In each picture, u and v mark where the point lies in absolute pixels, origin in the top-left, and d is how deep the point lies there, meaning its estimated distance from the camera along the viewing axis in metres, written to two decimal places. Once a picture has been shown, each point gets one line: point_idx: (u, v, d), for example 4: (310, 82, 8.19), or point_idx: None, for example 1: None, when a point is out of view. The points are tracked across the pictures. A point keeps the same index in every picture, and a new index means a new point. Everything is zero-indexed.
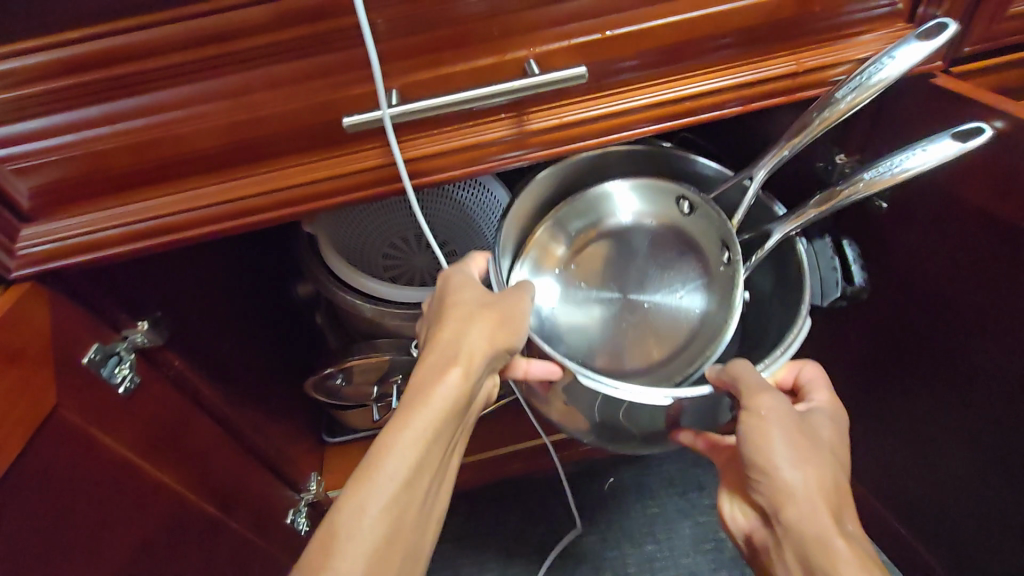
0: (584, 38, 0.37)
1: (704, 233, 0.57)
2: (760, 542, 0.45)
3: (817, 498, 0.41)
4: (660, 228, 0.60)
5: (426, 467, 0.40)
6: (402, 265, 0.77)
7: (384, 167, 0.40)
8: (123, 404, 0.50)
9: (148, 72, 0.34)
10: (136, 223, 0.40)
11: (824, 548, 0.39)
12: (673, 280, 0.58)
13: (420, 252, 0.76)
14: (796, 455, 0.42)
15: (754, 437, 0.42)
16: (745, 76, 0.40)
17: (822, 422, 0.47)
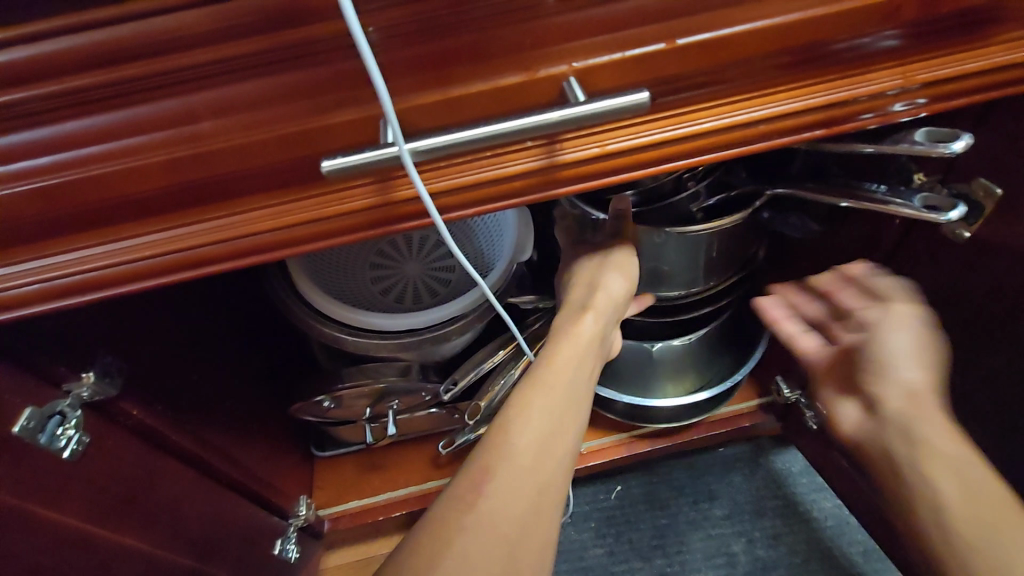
0: (641, 50, 0.28)
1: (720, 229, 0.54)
2: (844, 414, 0.50)
3: (929, 371, 0.46)
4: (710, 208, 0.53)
5: (567, 402, 0.45)
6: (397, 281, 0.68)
7: (375, 211, 0.31)
8: (71, 470, 0.42)
9: (53, 98, 0.25)
10: (53, 279, 0.30)
11: (925, 414, 0.45)
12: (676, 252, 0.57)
13: (411, 258, 0.68)
14: (893, 342, 0.46)
15: (878, 335, 0.47)
16: (839, 94, 0.31)
17: (899, 294, 0.49)
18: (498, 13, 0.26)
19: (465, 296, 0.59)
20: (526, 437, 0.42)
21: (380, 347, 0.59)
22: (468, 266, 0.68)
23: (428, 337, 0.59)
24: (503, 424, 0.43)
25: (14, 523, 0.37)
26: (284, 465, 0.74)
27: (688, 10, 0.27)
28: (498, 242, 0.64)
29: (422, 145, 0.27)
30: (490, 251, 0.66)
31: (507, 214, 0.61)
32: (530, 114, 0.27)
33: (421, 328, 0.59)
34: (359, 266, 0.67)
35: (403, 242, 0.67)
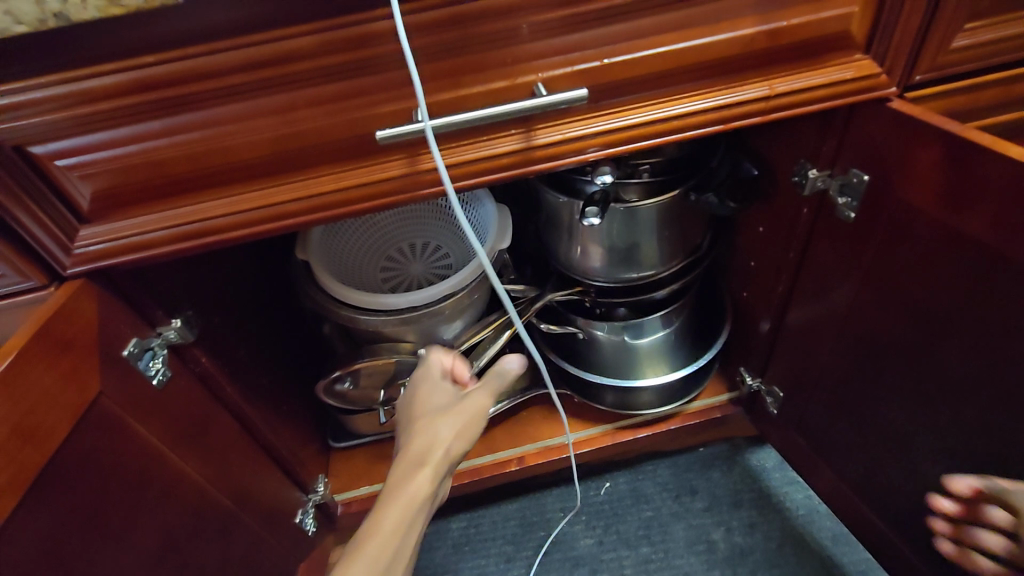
0: (584, 65, 0.43)
1: (672, 215, 0.71)
2: None
3: None
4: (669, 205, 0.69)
5: (432, 481, 0.43)
6: (399, 273, 0.82)
7: (405, 177, 0.45)
8: (157, 393, 0.53)
9: (210, 91, 0.39)
10: (178, 226, 0.45)
11: None
12: (646, 238, 0.73)
13: (415, 261, 0.82)
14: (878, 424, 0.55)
15: None
16: (725, 100, 0.46)
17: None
18: (491, 42, 0.41)
19: (453, 279, 0.72)
20: (390, 522, 0.41)
21: (387, 325, 0.71)
22: (459, 254, 0.82)
23: (424, 313, 0.71)
24: (361, 526, 0.41)
25: (111, 424, 0.48)
26: (307, 448, 0.84)
27: (618, 40, 0.42)
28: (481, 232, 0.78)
29: (443, 124, 0.41)
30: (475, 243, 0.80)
31: (490, 208, 0.75)
32: (513, 104, 0.42)
33: (417, 307, 0.71)
34: (370, 256, 0.81)
35: (408, 246, 0.82)
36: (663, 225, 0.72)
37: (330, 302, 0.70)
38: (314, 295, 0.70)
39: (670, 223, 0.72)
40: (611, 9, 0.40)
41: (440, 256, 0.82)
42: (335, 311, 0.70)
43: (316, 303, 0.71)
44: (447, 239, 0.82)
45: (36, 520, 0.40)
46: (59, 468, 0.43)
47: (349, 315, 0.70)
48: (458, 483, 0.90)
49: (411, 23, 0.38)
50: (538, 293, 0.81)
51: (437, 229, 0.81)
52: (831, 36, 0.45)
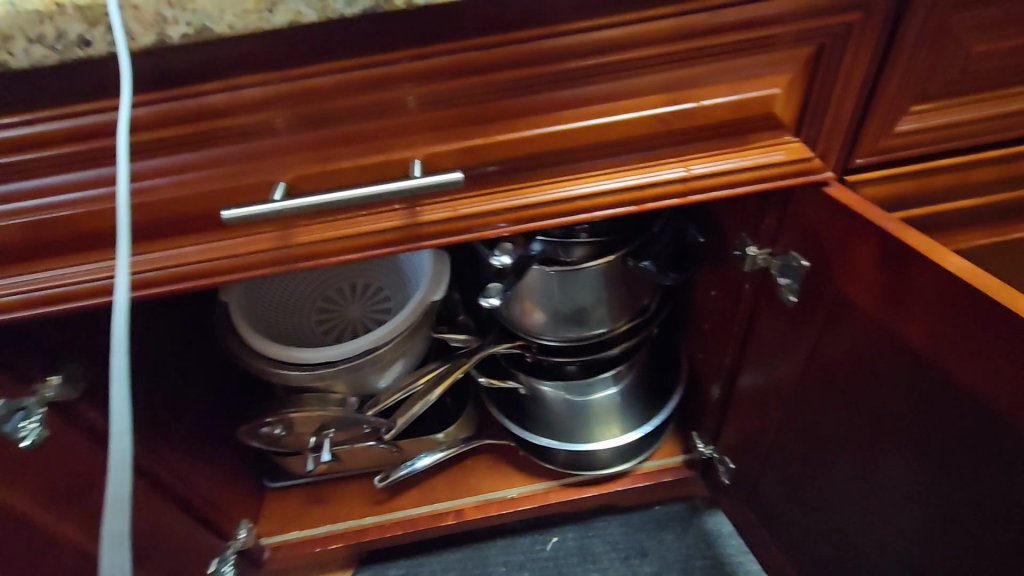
0: (470, 141, 0.38)
1: (612, 277, 0.67)
2: None
3: None
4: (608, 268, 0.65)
5: None
6: (337, 316, 0.80)
7: (276, 251, 0.42)
8: (29, 455, 0.50)
9: (45, 160, 0.36)
10: (25, 293, 0.40)
11: None
12: (588, 298, 0.69)
13: (354, 302, 0.80)
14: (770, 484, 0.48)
15: None
16: (636, 181, 0.42)
17: None
18: (360, 115, 0.37)
19: (382, 330, 0.68)
20: None
21: (305, 378, 0.67)
22: (399, 297, 0.79)
23: (343, 367, 0.67)
24: None
25: None
26: (230, 491, 0.80)
27: (507, 116, 0.38)
28: (418, 277, 0.75)
29: (303, 202, 0.37)
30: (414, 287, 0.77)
31: (426, 255, 0.72)
32: (383, 184, 0.38)
33: (337, 360, 0.67)
34: (307, 298, 0.79)
35: (347, 288, 0.80)
36: (604, 286, 0.68)
37: (247, 351, 0.66)
38: (230, 342, 0.66)
39: (613, 284, 0.69)
40: (495, 83, 0.36)
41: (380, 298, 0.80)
42: (250, 361, 0.66)
43: (231, 351, 0.66)
44: (387, 281, 0.80)
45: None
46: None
47: (264, 366, 0.66)
48: (391, 534, 0.85)
49: (265, 95, 0.35)
50: (477, 345, 0.77)
51: (376, 271, 0.79)
52: (753, 117, 0.40)
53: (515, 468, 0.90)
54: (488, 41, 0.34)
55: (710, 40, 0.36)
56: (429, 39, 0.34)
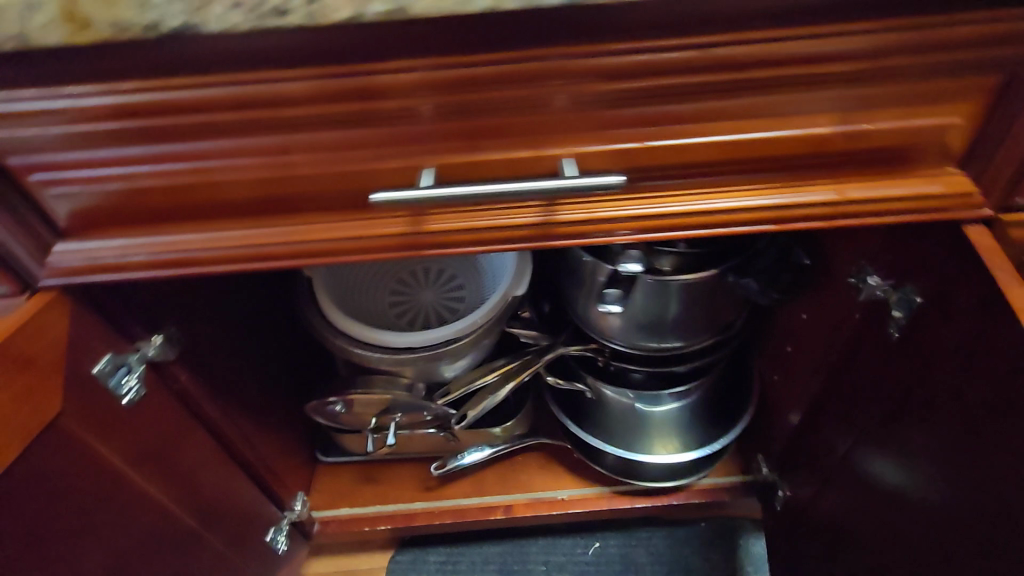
0: (624, 144, 0.37)
1: (708, 294, 0.65)
2: None
3: None
4: (707, 284, 0.63)
5: None
6: (408, 300, 0.79)
7: (405, 236, 0.41)
8: (127, 412, 0.50)
9: (196, 125, 0.35)
10: (161, 253, 0.41)
11: None
12: (674, 311, 0.68)
13: (426, 287, 0.79)
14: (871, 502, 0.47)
15: None
16: (785, 201, 0.40)
17: None
18: (519, 108, 0.35)
19: (463, 321, 0.68)
20: None
21: (385, 362, 0.67)
22: (473, 286, 0.78)
23: (424, 355, 0.67)
24: None
25: (67, 445, 0.45)
26: (289, 462, 0.81)
27: (666, 122, 0.36)
28: (499, 272, 0.74)
29: (449, 193, 0.37)
30: (491, 280, 0.76)
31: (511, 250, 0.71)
32: (532, 180, 0.37)
33: (417, 347, 0.67)
34: (381, 279, 0.78)
35: (419, 272, 0.79)
36: (695, 300, 0.66)
37: (328, 329, 0.66)
38: (314, 318, 0.67)
39: (704, 300, 0.66)
40: (661, 88, 0.35)
41: (453, 286, 0.78)
42: (331, 339, 0.66)
43: (314, 326, 0.67)
44: (462, 269, 0.78)
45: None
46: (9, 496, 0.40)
47: (345, 345, 0.66)
48: (439, 521, 0.86)
49: (425, 79, 0.33)
50: (548, 343, 0.77)
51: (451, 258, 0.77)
52: (920, 147, 0.38)
53: (566, 470, 0.89)
54: (665, 43, 0.32)
55: (896, 60, 0.34)
56: (604, 36, 0.32)
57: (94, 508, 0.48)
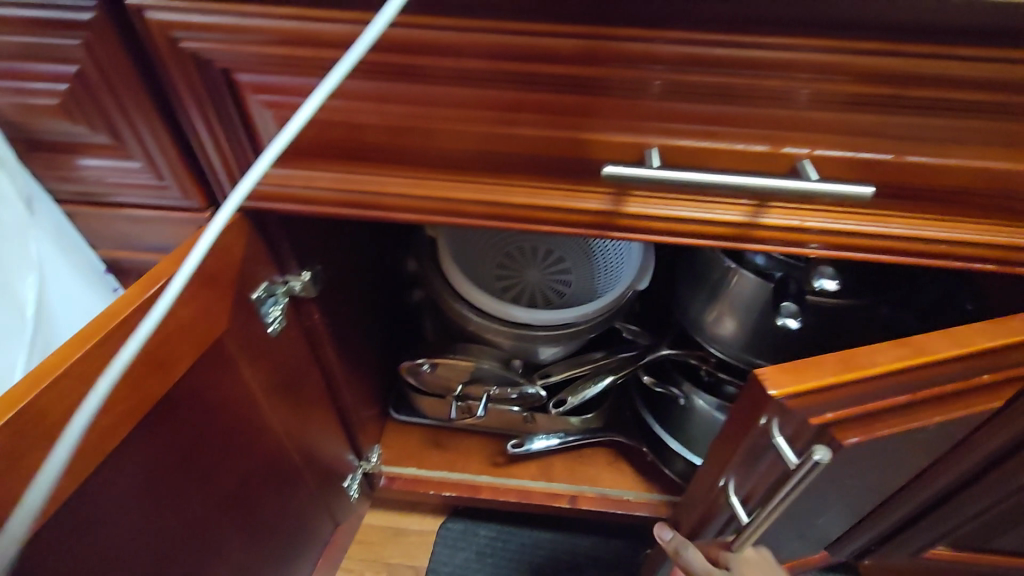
0: (869, 154, 0.35)
1: (846, 324, 0.60)
2: None
3: None
4: (849, 313, 0.59)
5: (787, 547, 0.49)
6: (513, 276, 0.77)
7: (600, 213, 0.40)
8: (269, 343, 0.51)
9: (434, 68, 0.34)
10: (351, 191, 0.41)
11: None
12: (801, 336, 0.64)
13: (533, 266, 0.77)
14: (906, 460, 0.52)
15: None
16: (1018, 239, 0.37)
17: None
18: (772, 100, 0.33)
19: (578, 308, 0.67)
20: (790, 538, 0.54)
21: (497, 333, 0.66)
22: (582, 273, 0.76)
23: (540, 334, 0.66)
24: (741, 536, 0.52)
25: (224, 366, 0.46)
26: (370, 415, 0.82)
27: (922, 138, 0.34)
28: (616, 264, 0.72)
29: (678, 177, 0.35)
30: (604, 270, 0.74)
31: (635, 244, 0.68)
32: (765, 178, 0.35)
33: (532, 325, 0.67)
34: (490, 250, 0.76)
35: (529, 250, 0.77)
36: (830, 330, 0.62)
37: (446, 291, 0.67)
38: (433, 280, 0.67)
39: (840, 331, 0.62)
40: (936, 100, 0.32)
41: (561, 269, 0.76)
42: (448, 302, 0.66)
43: (432, 286, 0.67)
44: (573, 253, 0.75)
45: (141, 449, 0.38)
46: (179, 400, 0.41)
47: (462, 308, 0.66)
48: (502, 498, 0.86)
49: (690, 55, 0.32)
50: (648, 343, 0.75)
51: (565, 240, 0.75)
52: None
53: (636, 472, 0.87)
54: (966, 53, 0.30)
55: None
56: (903, 36, 0.30)
57: (233, 429, 0.49)
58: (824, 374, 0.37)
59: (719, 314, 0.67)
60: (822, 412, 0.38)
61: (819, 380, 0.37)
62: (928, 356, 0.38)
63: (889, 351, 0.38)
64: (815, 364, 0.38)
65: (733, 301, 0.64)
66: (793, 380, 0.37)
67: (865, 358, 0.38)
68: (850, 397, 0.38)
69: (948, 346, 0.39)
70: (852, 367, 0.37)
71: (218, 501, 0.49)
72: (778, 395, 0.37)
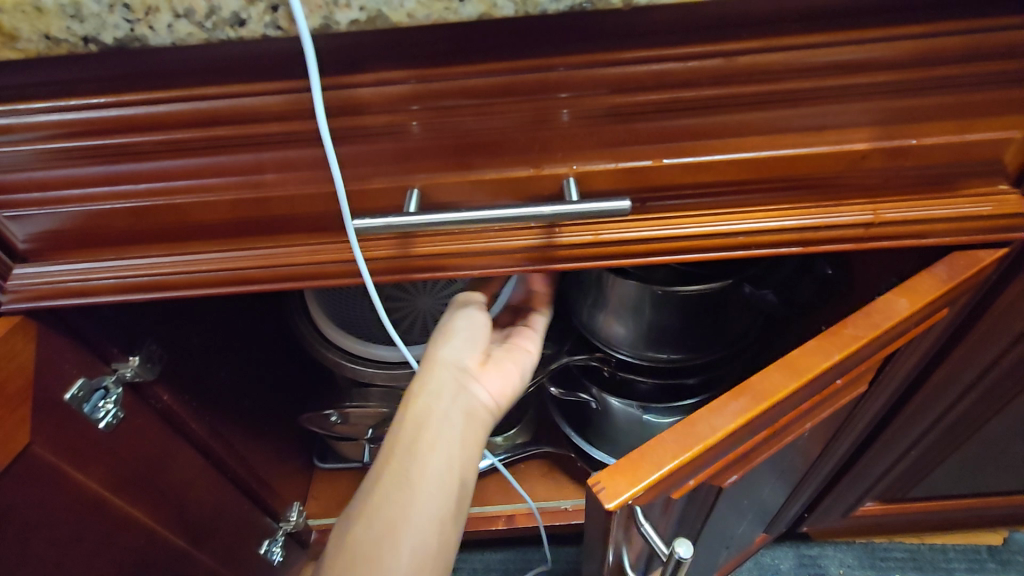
0: (632, 163, 0.33)
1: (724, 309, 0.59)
2: None
3: None
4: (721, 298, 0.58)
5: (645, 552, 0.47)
6: (403, 307, 0.71)
7: (391, 259, 0.37)
8: (102, 439, 0.47)
9: (155, 143, 0.31)
10: (128, 276, 0.38)
11: None
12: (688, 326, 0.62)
13: (423, 293, 0.70)
14: (792, 458, 0.55)
15: None
16: (813, 221, 0.36)
17: None
18: (516, 123, 0.31)
19: None
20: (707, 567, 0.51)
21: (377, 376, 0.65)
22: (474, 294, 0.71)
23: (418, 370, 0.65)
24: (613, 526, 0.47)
25: (38, 474, 0.42)
26: (285, 472, 0.79)
27: (681, 138, 0.32)
28: None
29: (442, 218, 0.33)
30: None
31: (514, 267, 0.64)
32: (532, 205, 0.33)
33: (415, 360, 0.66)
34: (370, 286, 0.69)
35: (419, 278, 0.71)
36: (712, 315, 0.60)
37: (320, 342, 0.66)
38: (305, 332, 0.66)
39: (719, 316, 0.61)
40: (675, 101, 0.30)
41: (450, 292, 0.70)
42: (321, 351, 0.65)
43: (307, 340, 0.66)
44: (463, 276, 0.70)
45: None
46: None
47: (337, 358, 0.65)
48: None
49: (405, 93, 0.30)
50: (551, 354, 0.71)
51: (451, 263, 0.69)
52: (965, 167, 0.34)
53: (571, 478, 0.86)
54: (681, 51, 0.28)
55: (945, 70, 0.29)
56: (615, 43, 0.28)
57: (71, 534, 0.45)
58: (660, 463, 0.35)
59: (604, 315, 0.65)
60: (679, 487, 0.38)
61: (657, 476, 0.34)
62: (769, 400, 0.38)
63: (730, 409, 0.37)
64: (649, 454, 0.35)
65: (614, 301, 0.61)
66: (630, 485, 0.34)
67: (701, 429, 0.36)
68: (701, 464, 0.38)
69: (787, 379, 0.39)
70: (688, 447, 0.35)
71: None
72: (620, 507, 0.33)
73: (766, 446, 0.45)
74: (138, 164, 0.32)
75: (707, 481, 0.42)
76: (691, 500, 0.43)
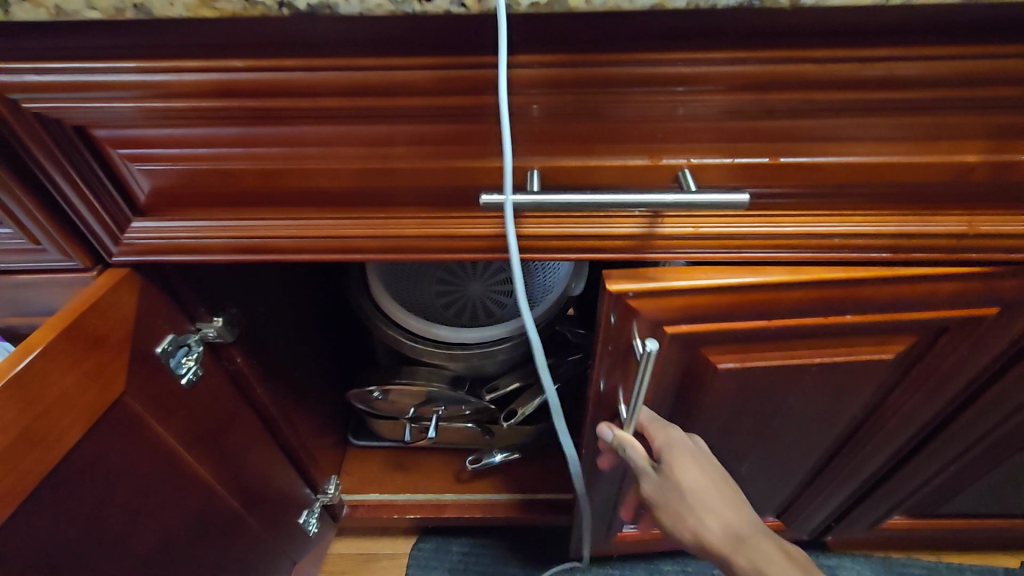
0: (748, 159, 0.34)
1: None
2: None
3: None
4: None
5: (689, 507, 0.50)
6: (456, 295, 0.72)
7: (497, 237, 0.39)
8: (184, 393, 0.49)
9: (297, 109, 0.33)
10: (240, 236, 0.40)
11: None
12: None
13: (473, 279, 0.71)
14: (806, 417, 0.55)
15: None
16: (908, 228, 0.37)
17: None
18: (645, 113, 0.33)
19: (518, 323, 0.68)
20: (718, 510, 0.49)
21: (435, 355, 0.67)
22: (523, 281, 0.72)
23: (476, 351, 0.68)
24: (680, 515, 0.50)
25: (129, 424, 0.43)
26: (325, 444, 0.80)
27: (798, 138, 0.33)
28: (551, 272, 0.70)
29: (562, 199, 0.34)
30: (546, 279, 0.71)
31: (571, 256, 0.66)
32: (648, 194, 0.34)
33: (473, 343, 0.68)
34: (425, 271, 0.71)
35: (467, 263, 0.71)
36: None
37: (379, 317, 0.67)
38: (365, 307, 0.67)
39: None
40: (804, 102, 0.32)
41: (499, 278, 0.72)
42: (382, 328, 0.67)
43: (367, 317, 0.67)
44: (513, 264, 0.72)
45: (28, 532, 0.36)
46: (75, 468, 0.39)
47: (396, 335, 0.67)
48: (468, 514, 0.85)
49: (548, 76, 0.31)
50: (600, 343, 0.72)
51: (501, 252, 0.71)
52: None
53: None
54: (824, 54, 0.29)
55: None
56: (760, 42, 0.29)
57: (149, 485, 0.47)
58: (666, 278, 0.38)
59: None
60: (674, 324, 0.41)
61: (661, 285, 0.38)
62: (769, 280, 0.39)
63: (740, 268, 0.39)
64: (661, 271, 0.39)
65: None
66: (632, 282, 0.38)
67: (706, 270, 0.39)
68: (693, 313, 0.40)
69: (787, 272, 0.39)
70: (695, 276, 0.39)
71: (140, 562, 0.47)
72: (618, 293, 0.38)
73: (773, 352, 0.46)
74: (277, 128, 0.34)
75: (693, 345, 0.44)
76: (686, 369, 0.47)
